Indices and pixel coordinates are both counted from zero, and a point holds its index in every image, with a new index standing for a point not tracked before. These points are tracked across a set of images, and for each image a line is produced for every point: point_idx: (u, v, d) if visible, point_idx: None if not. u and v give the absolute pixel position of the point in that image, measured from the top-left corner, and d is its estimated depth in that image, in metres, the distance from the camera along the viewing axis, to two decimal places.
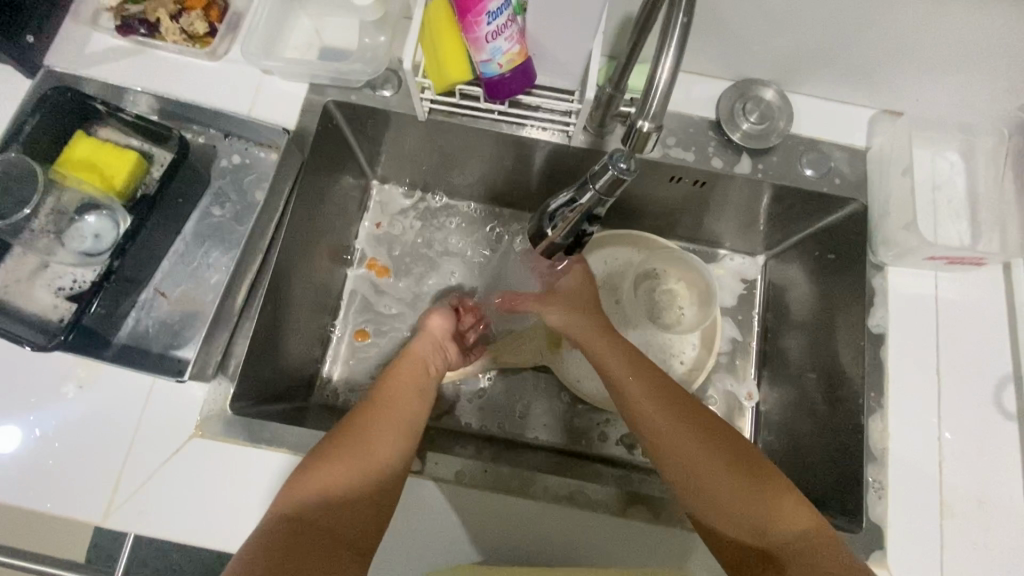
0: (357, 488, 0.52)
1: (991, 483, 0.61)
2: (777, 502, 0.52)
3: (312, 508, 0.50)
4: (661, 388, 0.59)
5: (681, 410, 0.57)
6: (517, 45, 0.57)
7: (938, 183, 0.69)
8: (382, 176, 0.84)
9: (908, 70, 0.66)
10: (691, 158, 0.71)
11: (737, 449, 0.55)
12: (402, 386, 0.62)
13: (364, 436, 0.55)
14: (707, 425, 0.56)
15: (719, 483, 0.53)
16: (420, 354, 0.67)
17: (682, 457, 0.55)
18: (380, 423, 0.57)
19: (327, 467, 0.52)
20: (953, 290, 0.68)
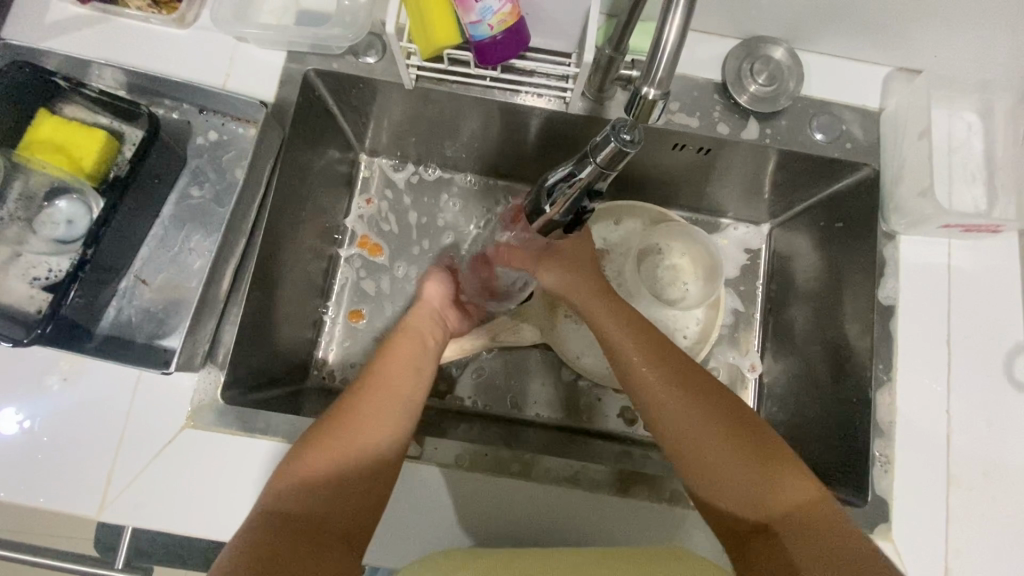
0: (357, 472, 0.50)
1: (998, 454, 0.60)
2: (781, 478, 0.49)
3: (305, 500, 0.48)
4: (664, 357, 0.54)
5: (685, 380, 0.53)
6: (508, 4, 0.53)
7: (954, 146, 0.65)
8: (372, 149, 0.80)
9: (927, 25, 0.62)
10: (696, 124, 0.67)
11: (744, 423, 0.52)
12: (398, 360, 0.58)
13: (360, 415, 0.52)
14: (710, 396, 0.53)
15: (722, 459, 0.50)
16: (417, 330, 0.63)
17: (681, 431, 0.51)
18: (374, 402, 0.54)
19: (320, 449, 0.50)
20: (966, 259, 0.65)
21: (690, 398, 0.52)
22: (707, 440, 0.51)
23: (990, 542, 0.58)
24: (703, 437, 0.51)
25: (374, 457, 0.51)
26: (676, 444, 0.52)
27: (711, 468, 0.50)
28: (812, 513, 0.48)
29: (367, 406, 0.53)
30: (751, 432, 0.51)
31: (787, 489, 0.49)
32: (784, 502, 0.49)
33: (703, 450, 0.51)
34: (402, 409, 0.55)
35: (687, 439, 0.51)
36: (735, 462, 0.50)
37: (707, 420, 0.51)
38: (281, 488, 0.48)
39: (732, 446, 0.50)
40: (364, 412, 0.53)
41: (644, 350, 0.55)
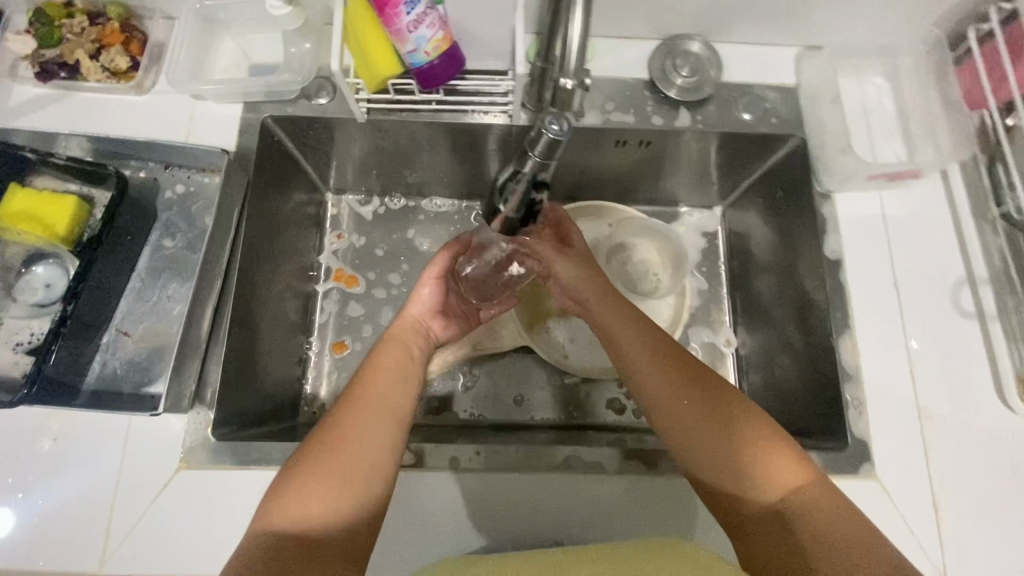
0: (348, 484, 0.46)
1: (959, 382, 0.63)
2: (780, 464, 0.51)
3: (292, 520, 0.45)
4: (669, 354, 0.57)
5: (686, 376, 0.56)
6: (440, 31, 0.58)
7: (869, 108, 0.71)
8: (338, 188, 0.84)
9: (821, 5, 0.68)
10: (632, 120, 0.72)
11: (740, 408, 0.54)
12: (388, 363, 0.55)
13: (345, 422, 0.49)
14: (709, 390, 0.55)
15: (721, 444, 0.53)
16: (401, 336, 0.60)
17: (683, 427, 0.54)
18: (362, 411, 0.50)
19: (307, 463, 0.47)
20: (899, 207, 0.70)
21: (691, 392, 0.55)
22: (715, 435, 0.53)
23: (968, 462, 0.61)
24: (709, 436, 0.53)
25: (365, 457, 0.48)
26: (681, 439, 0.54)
27: (714, 461, 0.53)
28: (811, 495, 0.50)
29: (351, 414, 0.50)
30: (747, 418, 0.54)
31: (785, 467, 0.51)
32: (781, 484, 0.51)
33: (702, 440, 0.53)
34: (392, 409, 0.52)
35: (694, 434, 0.54)
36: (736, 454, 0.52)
37: (702, 410, 0.54)
38: (270, 508, 0.45)
39: (728, 432, 0.53)
40: (355, 417, 0.50)
41: (648, 350, 0.57)
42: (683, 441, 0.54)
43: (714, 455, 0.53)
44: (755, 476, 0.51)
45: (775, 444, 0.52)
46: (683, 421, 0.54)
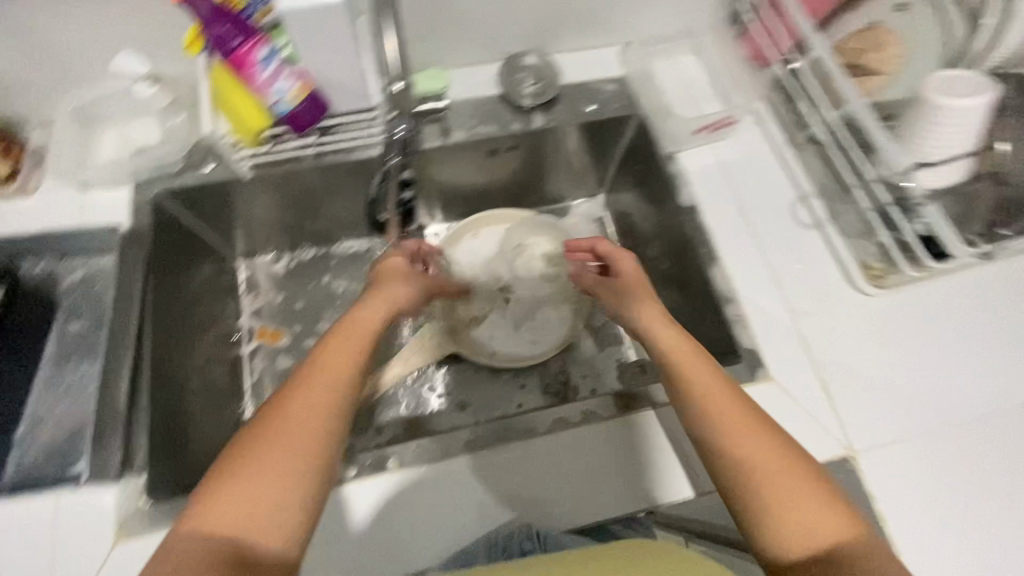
0: (279, 477, 0.46)
1: (817, 282, 0.73)
2: (839, 517, 0.46)
3: (220, 517, 0.45)
4: (724, 383, 0.53)
5: (742, 405, 0.52)
6: (298, 81, 0.66)
7: (687, 81, 0.84)
8: (248, 252, 0.87)
9: (622, 8, 0.82)
10: (494, 130, 0.82)
11: (777, 437, 0.50)
12: (319, 382, 0.51)
13: (285, 413, 0.49)
14: (769, 427, 0.50)
15: (773, 477, 0.47)
16: (358, 325, 0.58)
17: (749, 456, 0.48)
18: (304, 403, 0.50)
19: (242, 458, 0.47)
20: (733, 153, 0.82)
21: (743, 410, 0.51)
22: (778, 475, 0.47)
23: (842, 346, 0.70)
24: (766, 471, 0.48)
25: (301, 448, 0.48)
26: (739, 468, 0.48)
27: (774, 499, 0.47)
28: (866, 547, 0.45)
29: (294, 404, 0.50)
30: (797, 465, 0.48)
31: (811, 505, 0.46)
32: (832, 537, 0.45)
33: (760, 479, 0.47)
34: (311, 435, 0.48)
35: (753, 465, 0.48)
36: (799, 500, 0.46)
37: (749, 439, 0.49)
38: (202, 502, 0.45)
39: (784, 467, 0.48)
40: (271, 446, 0.47)
41: (702, 369, 0.54)
42: (741, 469, 0.48)
43: (755, 489, 0.47)
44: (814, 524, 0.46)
45: (832, 494, 0.48)
46: (741, 445, 0.49)
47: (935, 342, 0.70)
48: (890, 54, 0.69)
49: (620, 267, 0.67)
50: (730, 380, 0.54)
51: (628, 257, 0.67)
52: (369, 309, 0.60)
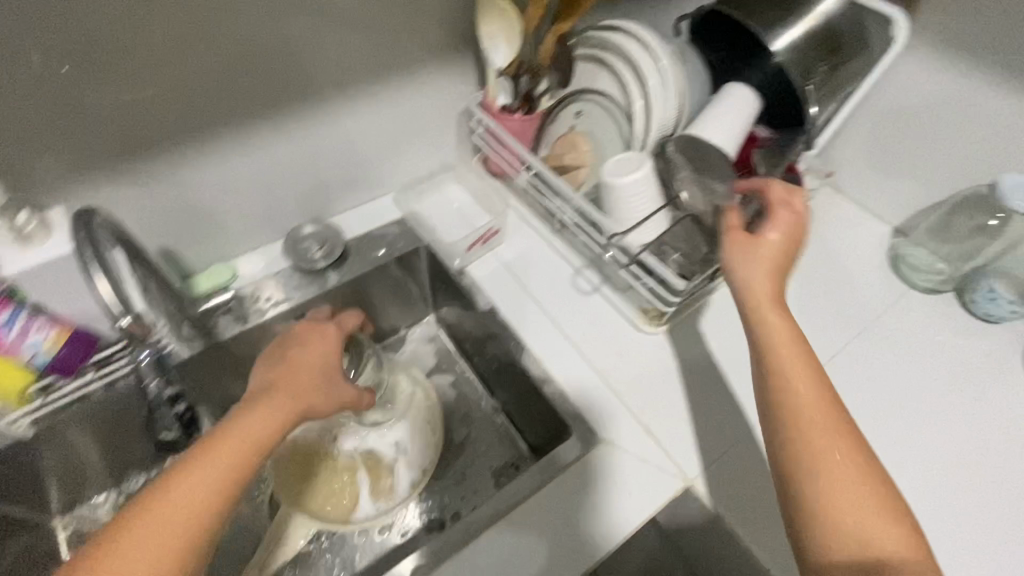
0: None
1: (609, 337, 0.85)
2: (895, 531, 0.55)
3: None
4: (823, 399, 0.60)
5: (825, 416, 0.59)
6: (53, 329, 0.69)
7: (459, 207, 0.99)
8: (67, 507, 0.82)
9: (375, 162, 0.94)
10: (292, 300, 0.87)
11: (881, 496, 0.56)
12: (192, 475, 0.55)
13: (150, 514, 0.52)
14: (857, 449, 0.58)
15: (826, 492, 0.56)
16: (244, 430, 0.59)
17: (825, 470, 0.57)
18: (174, 504, 0.53)
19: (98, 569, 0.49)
20: (511, 250, 0.94)
21: (826, 417, 0.59)
22: (847, 479, 0.56)
23: (647, 386, 0.80)
24: (855, 485, 0.56)
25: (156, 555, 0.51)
26: (826, 485, 0.56)
27: (854, 503, 0.55)
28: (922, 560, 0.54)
29: (162, 504, 0.53)
30: (871, 472, 0.57)
31: (891, 545, 0.54)
32: (891, 546, 0.54)
33: (835, 466, 0.57)
34: (157, 562, 0.51)
35: (821, 470, 0.57)
36: (873, 507, 0.55)
37: (854, 488, 0.56)
38: None
39: (858, 488, 0.56)
40: (115, 566, 0.50)
41: (799, 348, 0.63)
42: (805, 464, 0.57)
43: (833, 518, 0.55)
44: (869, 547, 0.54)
45: (892, 492, 0.57)
46: (822, 459, 0.57)
47: (718, 356, 0.83)
48: (585, 151, 0.86)
49: (761, 224, 0.70)
50: (852, 426, 0.60)
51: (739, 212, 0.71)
52: (251, 420, 0.60)
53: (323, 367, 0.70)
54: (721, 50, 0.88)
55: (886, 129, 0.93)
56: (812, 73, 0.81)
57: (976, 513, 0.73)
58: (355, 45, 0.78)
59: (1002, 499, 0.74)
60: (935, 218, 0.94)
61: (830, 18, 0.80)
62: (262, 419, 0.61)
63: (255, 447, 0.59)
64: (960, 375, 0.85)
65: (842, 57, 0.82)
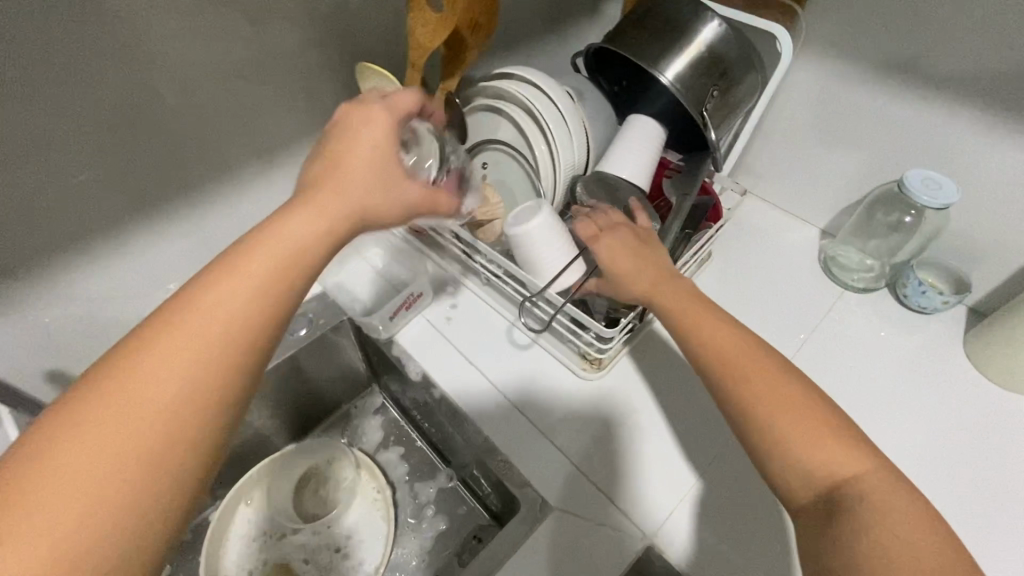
0: (142, 428, 0.37)
1: (550, 389, 0.81)
2: (838, 447, 0.51)
3: (62, 479, 0.34)
4: (735, 335, 0.61)
5: (747, 349, 0.60)
6: None
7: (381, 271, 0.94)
8: None
9: None
10: None
11: (817, 415, 0.54)
12: (175, 335, 0.40)
13: (154, 347, 0.40)
14: (787, 375, 0.57)
15: (772, 422, 0.54)
16: (290, 240, 0.47)
17: (760, 390, 0.56)
18: (172, 350, 0.40)
19: (79, 423, 0.36)
20: (439, 311, 0.90)
21: (749, 349, 0.60)
22: (783, 408, 0.54)
23: (595, 437, 0.76)
24: (792, 414, 0.54)
25: (136, 432, 0.37)
26: (760, 407, 0.55)
27: (793, 430, 0.53)
28: (875, 476, 0.50)
29: (159, 347, 0.40)
30: (807, 391, 0.56)
31: (844, 467, 0.50)
32: (837, 471, 0.50)
33: (762, 405, 0.55)
34: (170, 414, 0.38)
35: (756, 398, 0.56)
36: (810, 427, 0.53)
37: (785, 426, 0.53)
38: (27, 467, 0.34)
39: (791, 416, 0.53)
40: (39, 498, 0.33)
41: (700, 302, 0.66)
42: (749, 398, 0.56)
43: (775, 443, 0.53)
44: (817, 461, 0.51)
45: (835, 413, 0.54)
46: (753, 385, 0.56)
47: (665, 391, 0.80)
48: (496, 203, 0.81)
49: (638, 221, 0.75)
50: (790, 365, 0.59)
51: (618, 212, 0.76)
52: (300, 220, 0.48)
53: (349, 211, 0.51)
54: (619, 82, 0.91)
55: (791, 138, 0.95)
56: (705, 102, 0.78)
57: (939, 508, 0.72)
58: (236, 133, 0.76)
59: (959, 497, 0.73)
60: (855, 218, 0.94)
61: (713, 45, 0.76)
62: (272, 270, 0.45)
63: (269, 279, 0.45)
64: (901, 372, 0.85)
65: (733, 80, 0.79)
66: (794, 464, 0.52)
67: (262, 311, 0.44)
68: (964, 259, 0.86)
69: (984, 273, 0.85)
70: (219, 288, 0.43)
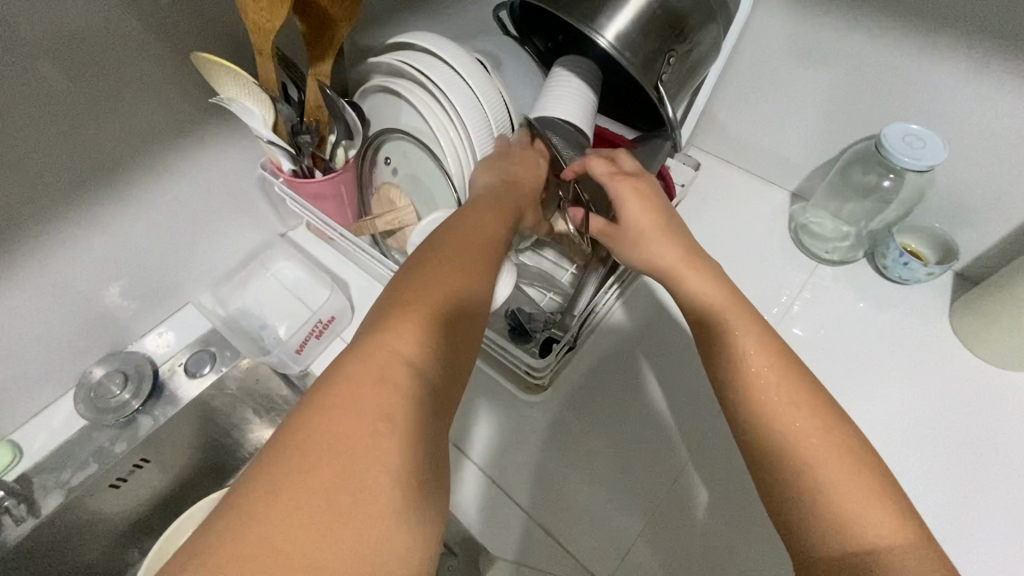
0: (457, 328, 0.45)
1: (490, 417, 0.71)
2: (873, 507, 0.42)
3: (410, 354, 0.41)
4: (775, 349, 0.50)
5: (786, 367, 0.49)
6: None
7: (290, 286, 0.82)
8: None
9: (170, 267, 0.77)
10: (96, 468, 0.71)
11: (858, 460, 0.44)
12: (469, 257, 0.50)
13: (462, 258, 0.49)
14: (822, 409, 0.47)
15: (802, 456, 0.45)
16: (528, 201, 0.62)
17: (791, 422, 0.46)
18: (475, 263, 0.49)
19: (413, 311, 0.43)
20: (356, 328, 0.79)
21: (789, 369, 0.49)
22: (819, 447, 0.45)
23: (546, 469, 0.67)
24: (825, 455, 0.44)
25: (456, 326, 0.45)
26: (789, 439, 0.45)
27: (824, 477, 0.43)
28: (908, 550, 0.41)
29: (460, 261, 0.49)
30: (844, 431, 0.46)
31: (880, 528, 0.41)
32: (869, 534, 0.41)
33: (798, 443, 0.45)
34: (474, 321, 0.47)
35: (786, 431, 0.46)
36: (847, 475, 0.43)
37: (821, 470, 0.44)
38: (388, 336, 0.41)
39: (831, 459, 0.44)
40: (404, 337, 0.41)
41: (733, 300, 0.54)
42: (779, 429, 0.46)
43: (802, 480, 0.44)
44: (843, 517, 0.42)
45: (875, 465, 0.45)
46: (784, 415, 0.46)
47: (622, 403, 0.71)
48: (404, 208, 0.71)
49: (625, 166, 0.62)
50: (825, 396, 0.48)
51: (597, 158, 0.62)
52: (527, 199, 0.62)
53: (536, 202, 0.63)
54: (554, 38, 0.74)
55: (758, 90, 0.82)
56: (658, 71, 0.64)
57: (933, 507, 0.65)
58: (81, 155, 0.59)
59: (950, 493, 0.66)
60: (830, 180, 0.82)
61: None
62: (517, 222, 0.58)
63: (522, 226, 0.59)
64: (883, 353, 0.76)
65: (691, 38, 0.64)
66: (817, 512, 0.43)
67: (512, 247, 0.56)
68: (953, 223, 0.77)
69: (973, 237, 0.76)
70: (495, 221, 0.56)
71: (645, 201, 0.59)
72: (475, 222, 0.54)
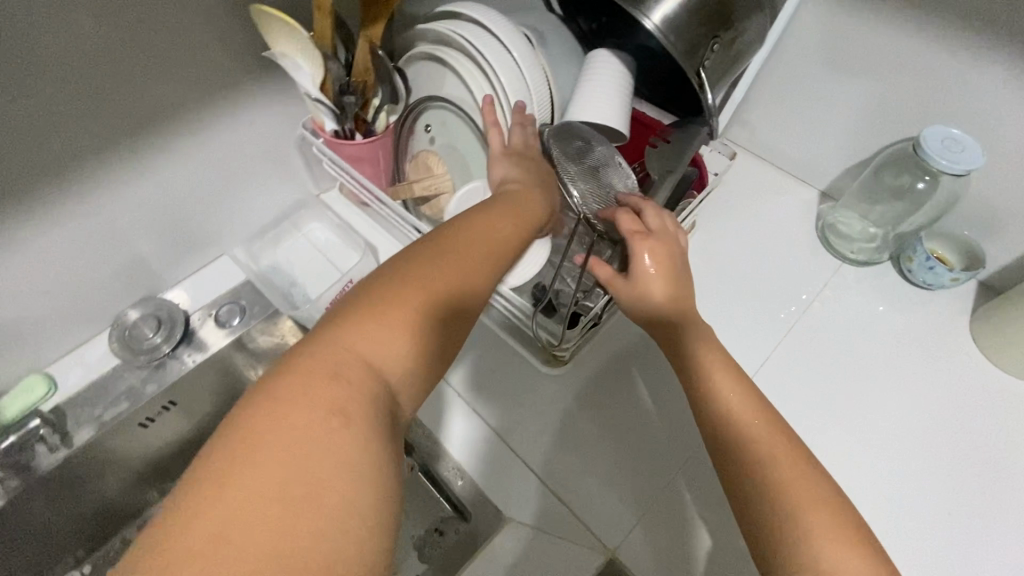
0: (409, 339, 0.45)
1: (510, 387, 0.72)
2: (847, 554, 0.44)
3: (354, 365, 0.42)
4: (760, 408, 0.52)
5: (769, 423, 0.51)
6: None
7: (321, 246, 0.84)
8: None
9: (206, 218, 0.79)
10: (127, 405, 0.73)
11: (835, 507, 0.47)
12: (431, 267, 0.49)
13: (423, 269, 0.49)
14: (802, 461, 0.49)
15: (785, 497, 0.47)
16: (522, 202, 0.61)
17: (774, 470, 0.48)
18: (439, 275, 0.49)
19: (364, 322, 0.44)
20: None
21: (771, 425, 0.51)
22: (800, 494, 0.47)
23: (560, 440, 0.69)
24: (806, 501, 0.46)
25: (409, 340, 0.45)
26: (774, 485, 0.47)
27: (803, 521, 0.45)
28: None
29: (418, 273, 0.49)
30: (822, 477, 0.48)
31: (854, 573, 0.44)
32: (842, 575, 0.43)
33: (785, 488, 0.47)
34: (430, 333, 0.47)
35: (772, 478, 0.48)
36: (825, 523, 0.45)
37: (804, 515, 0.46)
38: (329, 347, 0.42)
39: (812, 505, 0.46)
40: (352, 350, 0.43)
41: (730, 366, 0.55)
42: (765, 475, 0.48)
43: (783, 523, 0.46)
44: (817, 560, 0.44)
45: (851, 511, 0.47)
46: (768, 464, 0.48)
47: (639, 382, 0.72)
48: (440, 175, 0.73)
49: (650, 223, 0.62)
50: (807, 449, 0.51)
51: (625, 212, 0.62)
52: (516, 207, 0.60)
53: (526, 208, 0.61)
54: (597, 18, 0.75)
55: (797, 85, 0.82)
56: (702, 57, 0.64)
57: (934, 506, 0.67)
58: (133, 102, 0.61)
59: (954, 493, 0.67)
60: (861, 181, 0.82)
61: None
62: (500, 229, 0.56)
63: (509, 234, 0.57)
64: (900, 356, 0.77)
65: (737, 26, 0.64)
66: (795, 553, 0.45)
67: (496, 255, 0.55)
68: (982, 232, 0.77)
69: (1000, 247, 0.76)
70: (477, 232, 0.55)
71: (662, 259, 0.60)
72: (450, 225, 0.55)
